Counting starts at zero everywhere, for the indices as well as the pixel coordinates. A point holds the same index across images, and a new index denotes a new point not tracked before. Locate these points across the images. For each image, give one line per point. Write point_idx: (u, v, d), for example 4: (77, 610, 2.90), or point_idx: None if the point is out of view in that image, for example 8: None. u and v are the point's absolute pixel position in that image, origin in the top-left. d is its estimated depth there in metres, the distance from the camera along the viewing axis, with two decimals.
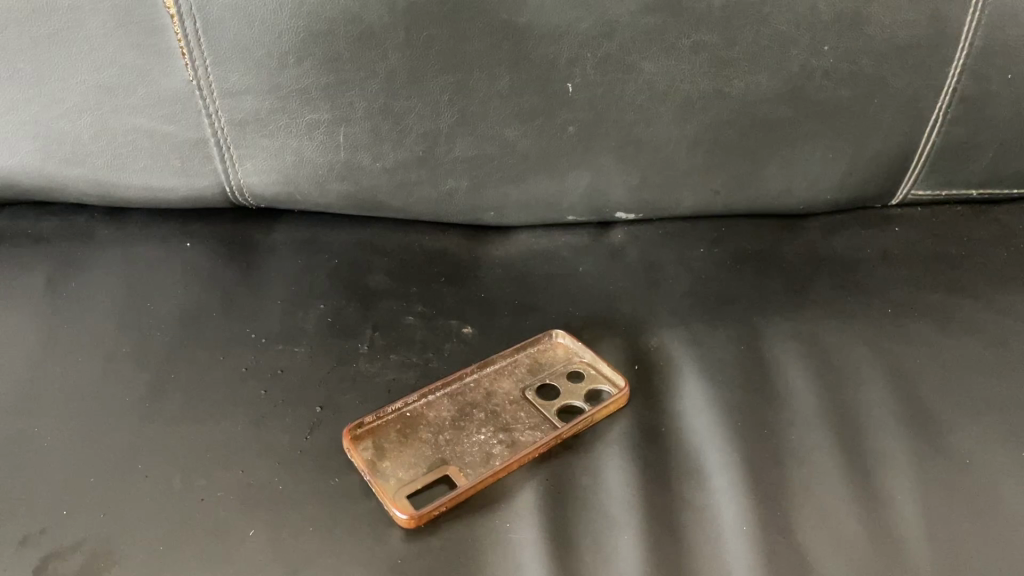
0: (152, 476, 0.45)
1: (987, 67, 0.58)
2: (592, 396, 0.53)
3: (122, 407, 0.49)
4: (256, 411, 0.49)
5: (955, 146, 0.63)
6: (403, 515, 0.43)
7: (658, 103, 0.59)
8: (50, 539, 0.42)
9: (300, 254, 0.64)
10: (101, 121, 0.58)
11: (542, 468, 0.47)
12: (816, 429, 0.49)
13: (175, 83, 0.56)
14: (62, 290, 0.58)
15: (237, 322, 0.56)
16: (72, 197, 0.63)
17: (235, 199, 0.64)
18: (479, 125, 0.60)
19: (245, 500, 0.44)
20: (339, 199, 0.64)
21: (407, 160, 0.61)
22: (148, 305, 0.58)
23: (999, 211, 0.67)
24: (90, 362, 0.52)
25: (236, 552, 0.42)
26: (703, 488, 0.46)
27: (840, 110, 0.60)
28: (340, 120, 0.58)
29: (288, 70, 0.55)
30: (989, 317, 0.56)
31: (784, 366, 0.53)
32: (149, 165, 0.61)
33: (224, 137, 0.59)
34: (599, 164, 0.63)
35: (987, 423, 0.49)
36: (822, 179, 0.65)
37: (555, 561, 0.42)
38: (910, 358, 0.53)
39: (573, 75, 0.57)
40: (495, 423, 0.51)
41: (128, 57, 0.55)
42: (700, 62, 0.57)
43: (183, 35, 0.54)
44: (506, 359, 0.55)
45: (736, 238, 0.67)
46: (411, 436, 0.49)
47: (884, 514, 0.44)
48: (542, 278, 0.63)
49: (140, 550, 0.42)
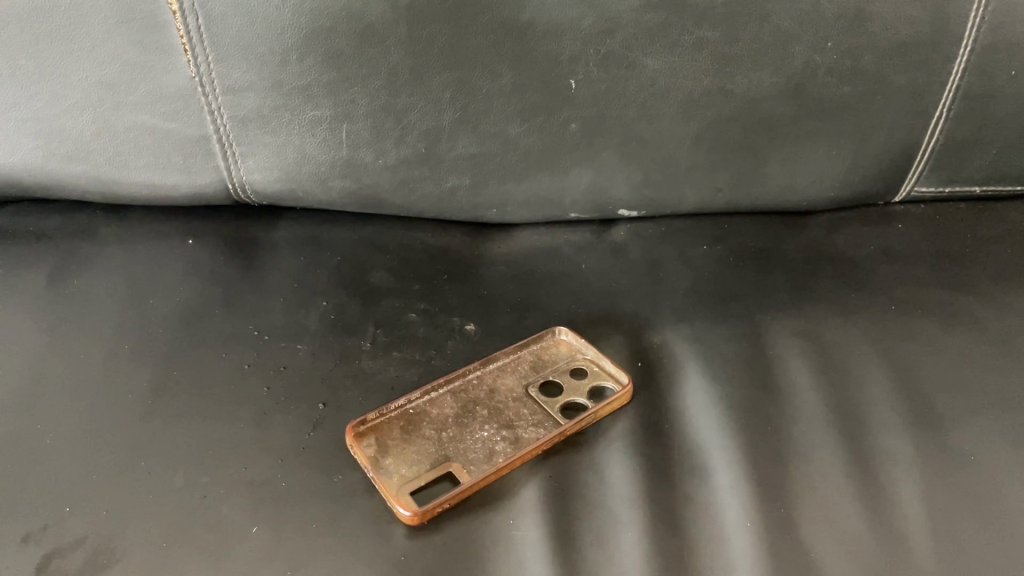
0: (154, 473, 0.45)
1: (990, 64, 0.58)
2: (595, 392, 0.53)
3: (124, 404, 0.49)
4: (258, 408, 0.49)
5: (958, 142, 0.62)
6: (407, 512, 0.43)
7: (660, 100, 0.59)
8: (52, 536, 0.42)
9: (302, 251, 0.63)
10: (103, 118, 0.58)
11: (545, 465, 0.47)
12: (820, 426, 0.49)
13: (177, 79, 0.56)
14: (63, 287, 0.58)
15: (240, 319, 0.56)
16: (73, 195, 0.63)
17: (237, 197, 0.64)
18: (481, 122, 0.59)
19: (248, 497, 0.44)
20: (341, 196, 0.64)
21: (409, 157, 0.61)
22: (150, 301, 0.58)
23: (1001, 209, 0.67)
24: (92, 359, 0.52)
25: (238, 549, 0.42)
26: (707, 485, 0.46)
27: (842, 107, 0.60)
28: (343, 117, 0.58)
29: (290, 67, 0.55)
30: (991, 314, 0.56)
31: (788, 363, 0.53)
32: (151, 162, 0.61)
33: (225, 134, 0.59)
34: (602, 161, 0.63)
35: (990, 420, 0.49)
36: (825, 176, 0.64)
37: (558, 558, 0.42)
38: (914, 356, 0.53)
39: (575, 72, 0.57)
40: (499, 420, 0.51)
41: (130, 53, 0.55)
42: (703, 58, 0.57)
43: (186, 31, 0.54)
44: (509, 356, 0.55)
45: (739, 235, 0.66)
46: (414, 433, 0.49)
47: (888, 511, 0.44)
48: (544, 275, 0.63)
49: (143, 547, 0.42)
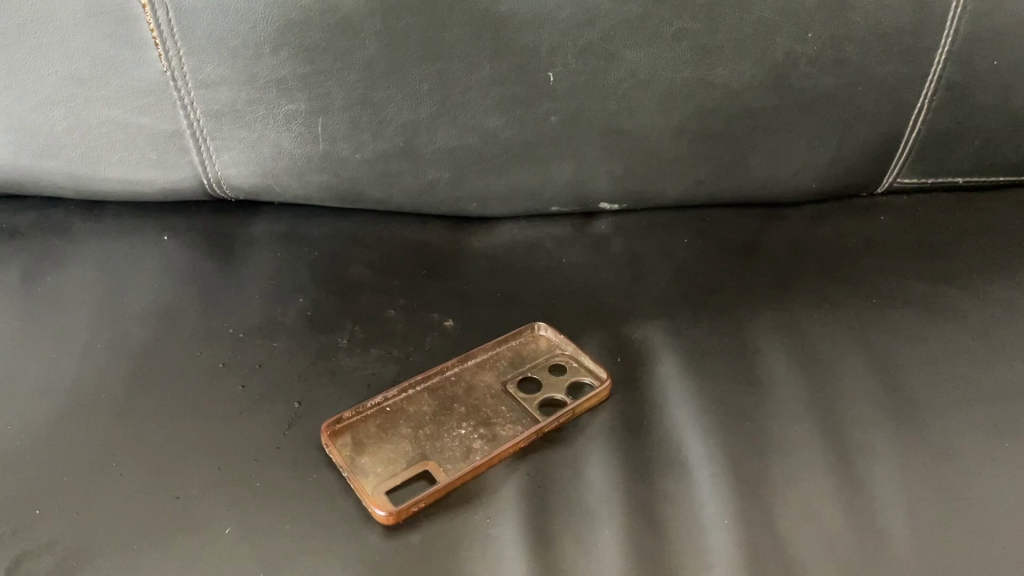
0: (127, 474, 0.45)
1: (973, 53, 0.57)
2: (574, 388, 0.52)
3: (97, 404, 0.48)
4: (234, 406, 0.49)
5: (941, 133, 0.62)
6: (382, 512, 0.42)
7: (641, 92, 0.58)
8: (22, 538, 0.41)
9: (280, 247, 0.63)
10: (75, 113, 0.57)
11: (523, 462, 0.47)
12: (800, 422, 0.48)
13: (148, 74, 0.55)
14: (37, 284, 0.57)
15: (215, 316, 0.56)
16: (46, 190, 0.62)
17: (213, 192, 0.63)
18: (460, 115, 0.59)
19: (222, 497, 0.44)
20: (320, 191, 0.63)
21: (387, 151, 0.60)
22: (126, 299, 0.57)
23: (985, 199, 0.66)
24: (66, 357, 0.52)
25: (212, 551, 0.41)
26: (686, 482, 0.45)
27: (824, 98, 0.60)
28: (319, 111, 0.57)
29: (264, 60, 0.54)
30: (974, 307, 0.56)
31: (769, 358, 0.53)
32: (125, 158, 0.60)
33: (199, 128, 0.58)
34: (583, 154, 0.62)
35: (972, 415, 0.48)
36: (807, 167, 0.64)
37: (536, 558, 0.42)
38: (897, 350, 0.53)
39: (555, 64, 0.57)
40: (476, 417, 0.50)
41: (101, 47, 0.54)
42: (683, 50, 0.56)
43: (157, 25, 0.53)
44: (488, 352, 0.54)
45: (722, 227, 0.66)
46: (391, 430, 0.49)
47: (868, 507, 0.44)
48: (525, 269, 0.62)
49: (114, 548, 0.41)
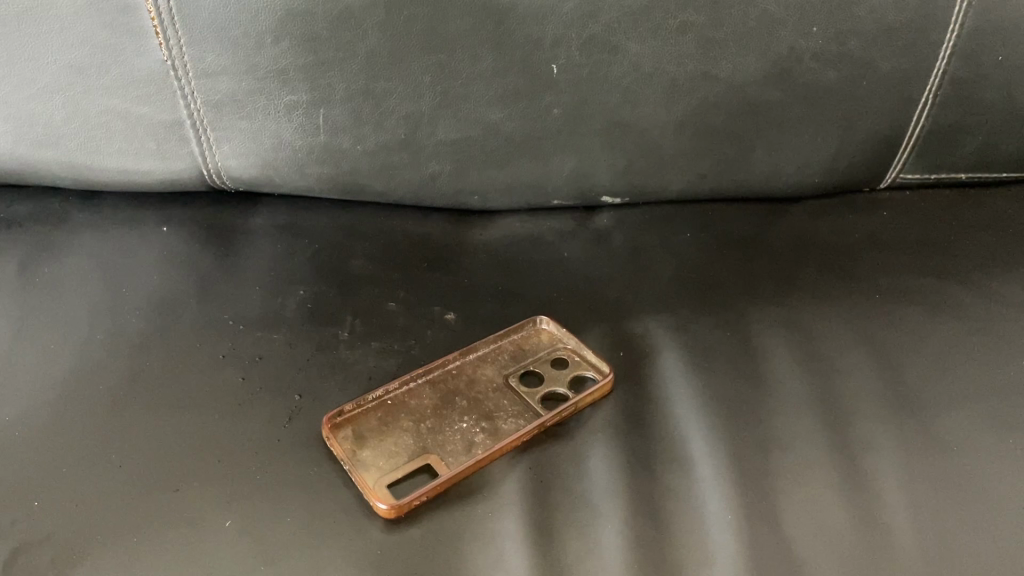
0: (127, 467, 0.44)
1: (978, 49, 0.57)
2: (576, 382, 0.52)
3: (97, 395, 0.48)
4: (233, 399, 0.48)
5: (945, 129, 0.62)
6: (384, 506, 0.42)
7: (645, 85, 0.58)
8: (19, 531, 0.41)
9: (280, 238, 0.62)
10: (74, 102, 0.56)
11: (525, 457, 0.46)
12: (802, 416, 0.48)
13: (148, 63, 0.54)
14: (35, 275, 0.57)
15: (215, 308, 0.55)
16: (45, 180, 0.62)
17: (212, 182, 0.63)
18: (462, 107, 0.58)
19: (222, 490, 0.43)
20: (320, 182, 0.62)
21: (389, 142, 0.60)
22: (125, 290, 0.56)
23: (986, 196, 0.66)
24: (65, 348, 0.51)
25: (212, 545, 0.41)
26: (688, 477, 0.45)
27: (828, 93, 0.59)
28: (321, 101, 0.57)
29: (265, 50, 0.54)
30: (977, 303, 0.56)
31: (771, 353, 0.53)
32: (125, 148, 0.59)
33: (200, 118, 0.58)
34: (585, 147, 0.62)
35: (974, 411, 0.48)
36: (810, 163, 0.64)
37: (538, 553, 0.42)
38: (899, 345, 0.53)
39: (558, 56, 0.56)
40: (478, 411, 0.50)
41: (101, 36, 0.53)
42: (687, 43, 0.56)
43: (157, 12, 0.52)
44: (490, 346, 0.54)
45: (723, 222, 0.66)
46: (392, 423, 0.48)
47: (871, 503, 0.44)
48: (526, 263, 0.62)
49: (113, 541, 0.41)
